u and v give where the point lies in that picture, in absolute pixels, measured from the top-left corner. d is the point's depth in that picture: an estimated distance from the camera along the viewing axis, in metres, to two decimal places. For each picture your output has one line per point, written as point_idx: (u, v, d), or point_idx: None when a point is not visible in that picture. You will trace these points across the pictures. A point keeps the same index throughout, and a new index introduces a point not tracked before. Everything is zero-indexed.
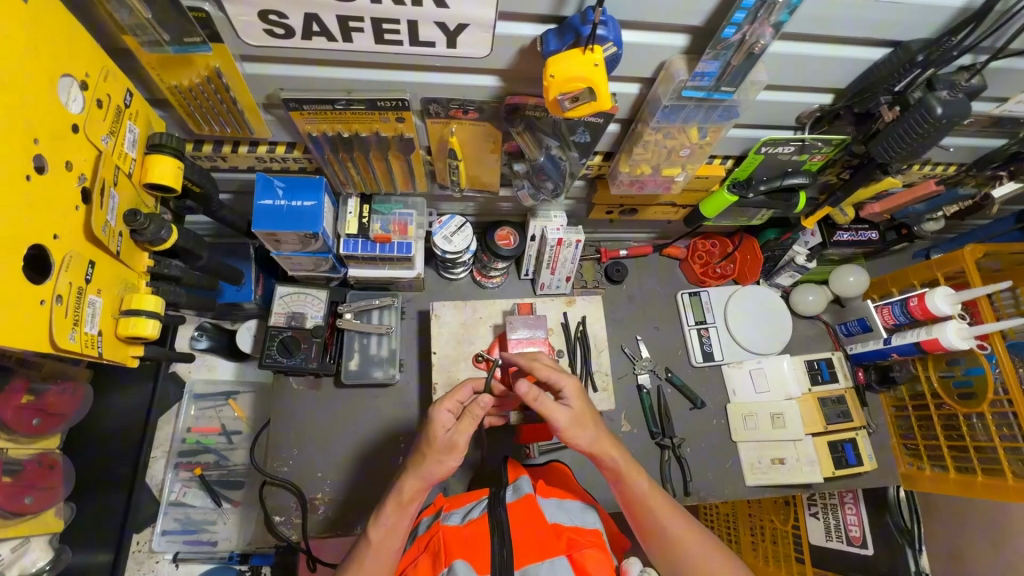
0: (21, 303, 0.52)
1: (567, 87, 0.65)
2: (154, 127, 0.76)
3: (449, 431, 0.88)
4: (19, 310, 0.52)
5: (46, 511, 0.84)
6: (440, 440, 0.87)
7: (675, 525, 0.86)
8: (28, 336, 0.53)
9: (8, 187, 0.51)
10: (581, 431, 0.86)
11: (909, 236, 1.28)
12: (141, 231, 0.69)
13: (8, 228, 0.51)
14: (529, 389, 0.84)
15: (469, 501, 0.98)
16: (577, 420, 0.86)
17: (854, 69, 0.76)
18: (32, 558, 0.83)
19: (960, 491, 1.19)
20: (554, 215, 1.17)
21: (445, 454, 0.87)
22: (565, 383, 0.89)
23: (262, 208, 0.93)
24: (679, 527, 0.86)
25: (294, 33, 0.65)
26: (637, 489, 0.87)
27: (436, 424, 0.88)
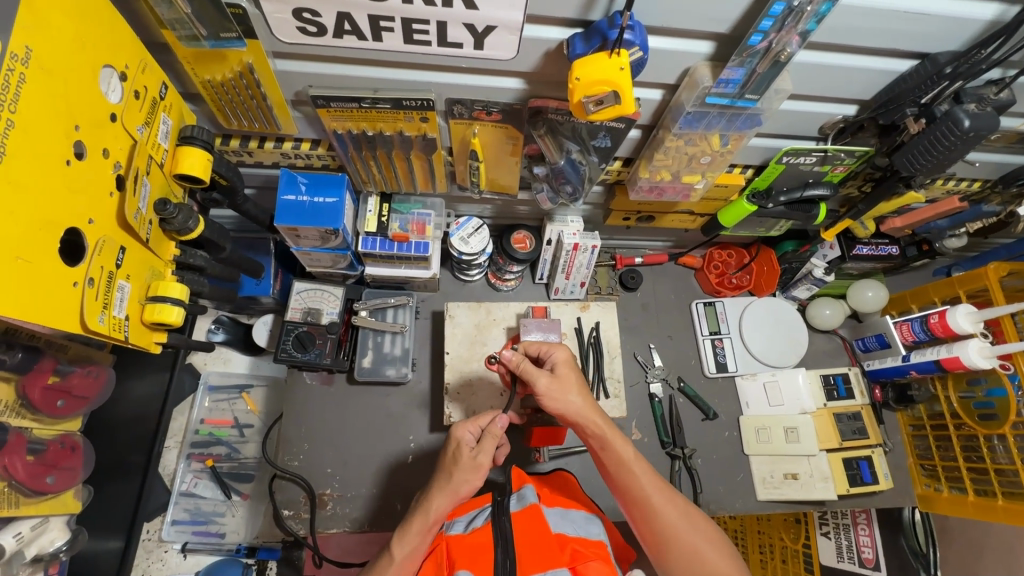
0: (55, 283, 0.53)
1: (592, 90, 0.66)
2: (186, 120, 0.78)
3: (472, 450, 0.91)
4: (53, 290, 0.53)
5: (65, 492, 0.85)
6: (466, 461, 0.89)
7: (656, 491, 0.86)
8: (61, 317, 0.54)
9: (53, 171, 0.53)
10: (569, 394, 0.88)
11: (931, 252, 1.26)
12: (170, 221, 0.71)
13: (49, 210, 0.52)
14: (512, 354, 0.90)
15: (473, 508, 0.98)
16: (558, 385, 0.88)
17: (880, 80, 0.76)
18: (50, 537, 0.84)
19: (980, 514, 1.17)
20: (571, 220, 1.18)
21: (471, 474, 0.89)
22: (554, 351, 0.92)
23: (285, 202, 0.95)
24: (659, 494, 0.86)
25: (325, 31, 0.66)
26: (620, 454, 0.87)
27: (458, 442, 0.92)
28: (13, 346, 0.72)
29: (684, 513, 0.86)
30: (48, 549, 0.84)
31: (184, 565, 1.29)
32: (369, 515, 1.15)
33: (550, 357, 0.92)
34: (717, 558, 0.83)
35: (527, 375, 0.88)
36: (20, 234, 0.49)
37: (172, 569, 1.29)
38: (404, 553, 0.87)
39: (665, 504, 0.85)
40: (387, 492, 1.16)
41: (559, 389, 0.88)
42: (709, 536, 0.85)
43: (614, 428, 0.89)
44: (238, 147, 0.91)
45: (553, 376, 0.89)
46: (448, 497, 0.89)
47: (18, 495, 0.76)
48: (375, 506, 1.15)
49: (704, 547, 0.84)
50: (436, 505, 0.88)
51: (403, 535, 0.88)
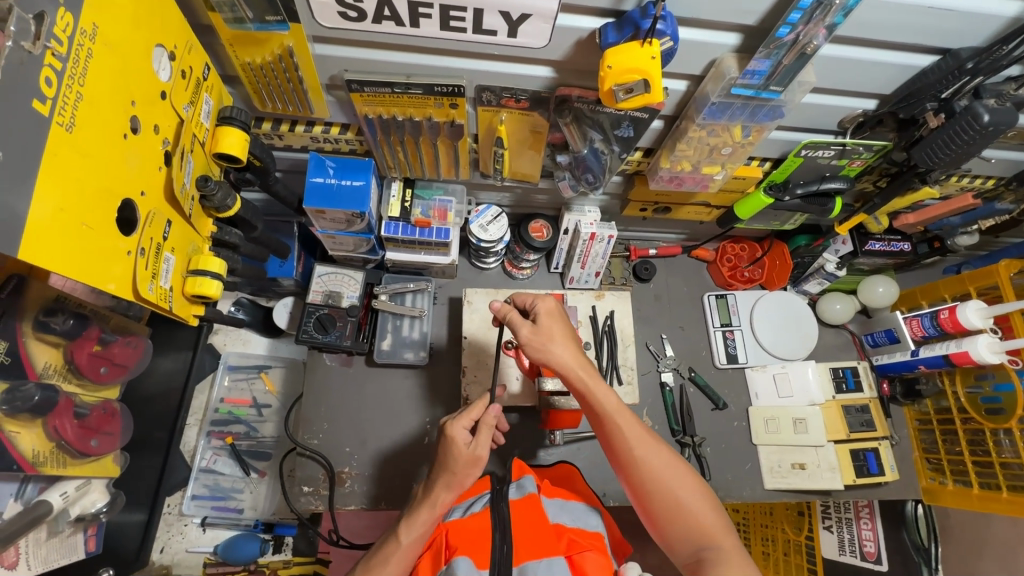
0: (113, 253, 0.56)
1: (623, 78, 0.68)
2: (224, 102, 0.81)
3: (469, 445, 0.94)
4: (108, 258, 0.55)
5: (106, 457, 0.88)
6: (466, 456, 0.93)
7: (638, 442, 0.86)
8: (115, 285, 0.57)
9: (113, 144, 0.55)
10: (553, 346, 0.91)
11: (942, 249, 1.29)
12: (210, 197, 0.74)
13: (109, 182, 0.55)
14: (500, 307, 0.96)
15: (471, 496, 1.02)
16: (541, 336, 0.91)
17: (901, 75, 0.78)
18: (92, 499, 0.88)
19: (984, 506, 1.20)
20: (588, 210, 1.20)
21: (472, 468, 0.94)
22: (539, 301, 0.95)
23: (313, 185, 0.98)
24: (642, 446, 0.86)
25: (365, 16, 0.68)
26: (603, 404, 0.88)
27: (455, 441, 0.94)
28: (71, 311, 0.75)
29: (667, 466, 0.86)
30: (91, 511, 0.88)
31: (202, 539, 1.33)
32: (387, 493, 1.18)
33: (534, 308, 0.95)
34: (699, 509, 0.83)
35: (512, 323, 0.93)
36: (83, 204, 0.51)
37: (192, 543, 1.32)
38: (411, 539, 0.91)
39: (648, 455, 0.86)
40: (405, 470, 1.19)
41: (545, 337, 0.91)
42: (692, 488, 0.85)
43: (597, 378, 0.90)
44: (269, 130, 0.93)
45: (537, 327, 0.93)
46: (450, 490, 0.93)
47: (65, 455, 0.79)
48: (393, 485, 1.18)
49: (686, 498, 0.84)
50: (443, 495, 0.93)
51: (411, 524, 0.93)
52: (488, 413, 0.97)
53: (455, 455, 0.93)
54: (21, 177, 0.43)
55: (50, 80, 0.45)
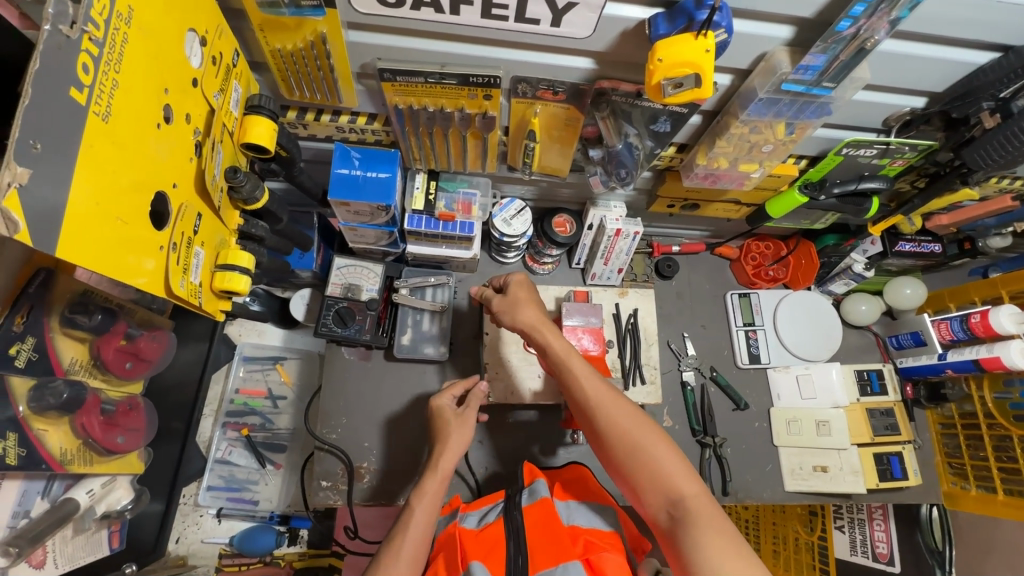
0: (146, 247, 0.54)
1: (673, 72, 0.65)
2: (251, 90, 0.78)
3: (455, 410, 1.07)
4: (140, 253, 0.52)
5: (131, 453, 0.86)
6: (453, 417, 1.04)
7: (593, 389, 0.87)
8: (147, 281, 0.54)
9: (145, 134, 0.52)
10: (517, 308, 0.98)
11: (973, 250, 1.25)
12: (239, 189, 0.72)
13: (142, 173, 0.52)
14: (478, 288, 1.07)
15: (485, 504, 1.03)
16: (507, 301, 0.99)
17: (958, 72, 0.75)
18: (117, 496, 0.86)
19: (1011, 513, 1.18)
20: (614, 205, 1.17)
21: (460, 429, 1.04)
22: (511, 275, 1.03)
23: (338, 176, 0.95)
24: (596, 392, 0.86)
25: (404, 2, 0.66)
26: (556, 351, 0.91)
27: (442, 407, 1.07)
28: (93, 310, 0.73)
29: (629, 415, 0.83)
30: (116, 508, 0.87)
31: (218, 530, 1.33)
32: (406, 488, 1.17)
33: (507, 281, 1.03)
34: (660, 455, 0.78)
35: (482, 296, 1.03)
36: (117, 197, 0.48)
37: (207, 533, 1.32)
38: (423, 507, 0.92)
39: (601, 401, 0.85)
40: (424, 465, 1.18)
41: (510, 302, 0.99)
42: (654, 436, 0.80)
43: (553, 329, 0.94)
44: (294, 119, 0.90)
45: (504, 295, 1.01)
46: (449, 454, 0.99)
47: (91, 453, 0.78)
48: (412, 480, 1.17)
49: (646, 445, 0.79)
50: (443, 459, 1.00)
51: (420, 494, 0.95)
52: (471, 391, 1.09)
53: (444, 420, 1.06)
54: (59, 171, 0.40)
55: (87, 67, 0.42)
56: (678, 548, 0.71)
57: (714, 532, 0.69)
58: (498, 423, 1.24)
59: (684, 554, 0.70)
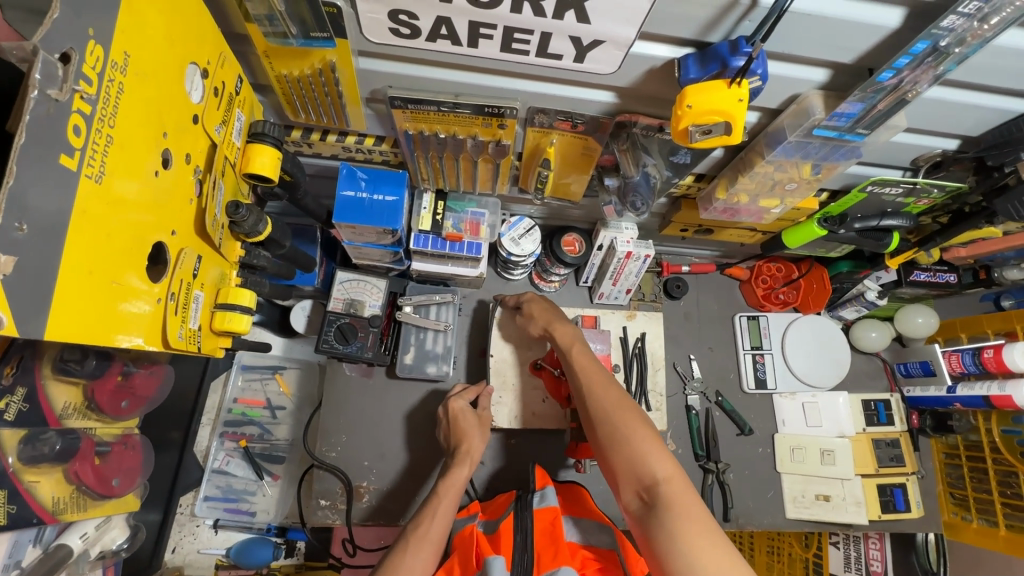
0: (148, 285, 0.51)
1: (702, 119, 0.61)
2: (254, 114, 0.74)
3: (472, 414, 1.08)
4: (139, 296, 0.50)
5: (128, 494, 0.86)
6: (474, 418, 1.07)
7: (585, 374, 0.92)
8: (145, 319, 0.52)
9: (143, 168, 0.49)
10: (531, 320, 1.10)
11: (988, 280, 1.22)
12: (241, 223, 0.68)
13: (146, 204, 0.50)
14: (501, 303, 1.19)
15: (499, 508, 1.02)
16: (526, 316, 1.12)
17: (997, 119, 0.71)
18: (113, 535, 0.86)
19: (1010, 549, 1.17)
20: (626, 226, 1.12)
21: (478, 431, 1.05)
22: (525, 296, 1.15)
23: (344, 198, 0.92)
24: (589, 377, 0.91)
25: (419, 33, 0.62)
26: (561, 340, 1.00)
27: (456, 411, 1.08)
28: (84, 356, 0.68)
29: (615, 403, 0.85)
30: (111, 547, 0.86)
31: (215, 541, 1.32)
32: (404, 508, 1.15)
33: (523, 298, 1.16)
34: (637, 437, 0.79)
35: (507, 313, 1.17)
36: (117, 232, 0.46)
37: (204, 544, 1.31)
38: (450, 498, 0.93)
39: (593, 384, 0.89)
40: (422, 486, 1.16)
41: (529, 313, 1.11)
42: (635, 422, 0.81)
43: (563, 323, 1.03)
44: (299, 139, 0.87)
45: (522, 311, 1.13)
46: (474, 450, 1.01)
47: (87, 498, 0.78)
48: (410, 499, 1.16)
49: (623, 428, 0.81)
50: (472, 449, 1.02)
51: (447, 479, 0.96)
52: (484, 393, 1.13)
53: (466, 420, 1.07)
54: (45, 260, 0.37)
55: (79, 128, 0.39)
56: (647, 532, 0.71)
57: (684, 517, 0.68)
58: (500, 445, 1.22)
59: (655, 540, 0.70)
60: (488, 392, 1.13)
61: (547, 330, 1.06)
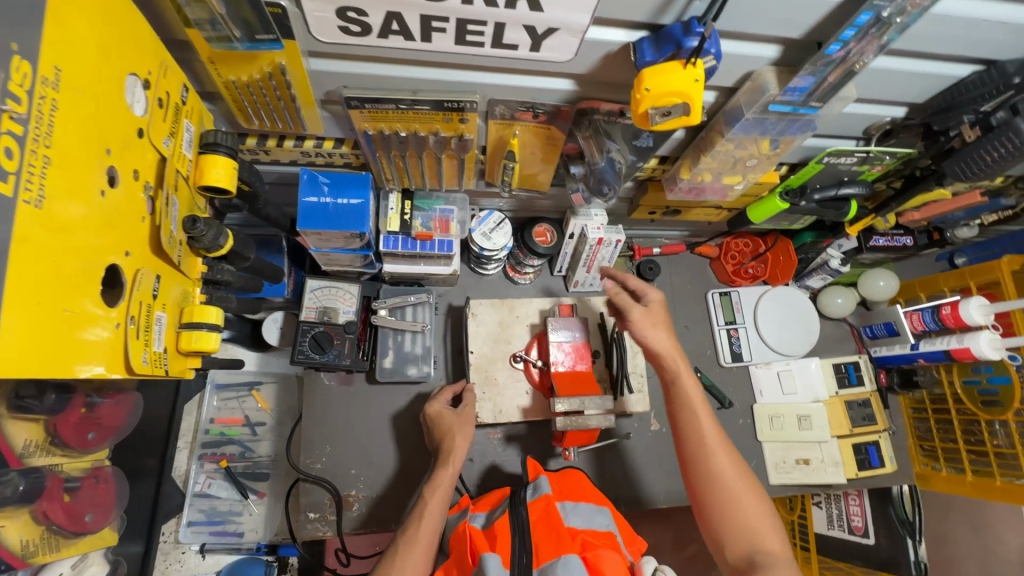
0: (102, 311, 0.48)
1: (661, 101, 0.62)
2: (204, 123, 0.71)
3: (452, 413, 1.07)
4: (89, 323, 0.47)
5: (103, 529, 0.85)
6: (454, 416, 1.06)
7: (705, 428, 0.86)
8: (102, 350, 0.49)
9: (86, 192, 0.46)
10: (646, 331, 0.91)
11: (940, 241, 1.27)
12: (200, 238, 0.65)
13: (92, 227, 0.47)
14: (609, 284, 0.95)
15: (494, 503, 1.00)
16: (648, 317, 0.92)
17: (939, 85, 0.74)
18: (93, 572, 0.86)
19: (978, 493, 1.23)
20: (596, 213, 1.12)
21: (462, 426, 1.04)
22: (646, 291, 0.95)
23: (306, 205, 0.89)
24: (711, 432, 0.86)
25: (370, 30, 0.60)
26: (682, 379, 0.89)
27: (436, 414, 1.07)
28: (42, 392, 0.65)
29: (738, 471, 0.83)
30: None
31: (203, 566, 1.26)
32: (396, 513, 1.14)
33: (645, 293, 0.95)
34: (753, 508, 0.80)
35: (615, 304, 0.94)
36: (64, 260, 0.43)
37: (192, 570, 1.26)
38: (437, 499, 0.93)
39: (712, 443, 0.85)
40: (413, 489, 1.15)
41: (649, 320, 0.92)
42: (752, 493, 0.82)
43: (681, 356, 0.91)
44: (255, 146, 0.84)
45: (645, 310, 0.93)
46: (458, 450, 1.00)
47: (59, 537, 0.76)
48: (402, 504, 1.15)
49: (743, 496, 0.81)
50: (456, 452, 1.00)
51: (433, 483, 0.96)
52: (467, 394, 1.11)
53: (445, 420, 1.06)
54: None
55: (11, 151, 0.38)
56: None
57: None
58: (487, 441, 1.23)
59: None
60: (467, 390, 1.12)
61: (658, 357, 0.91)
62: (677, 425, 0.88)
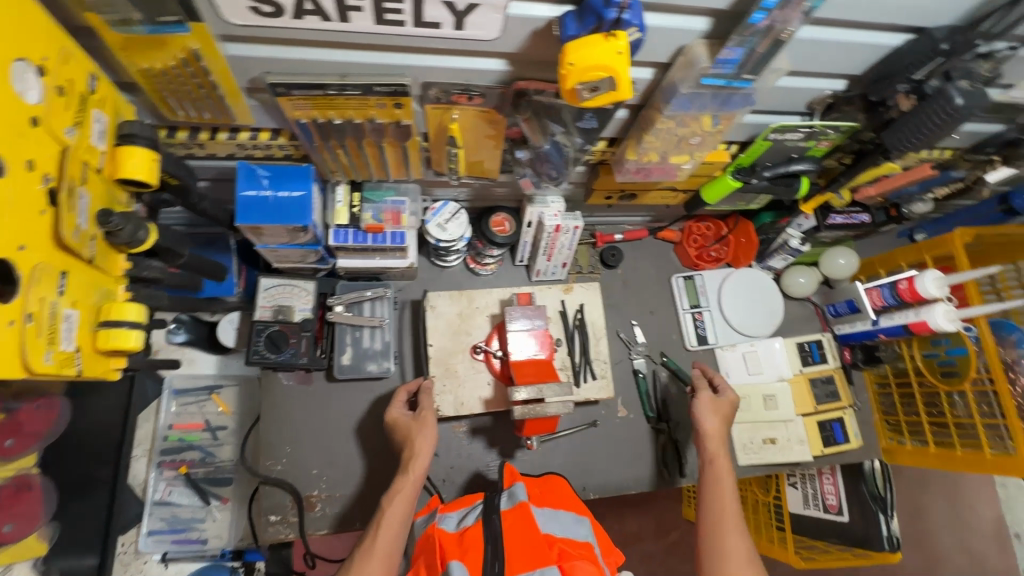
0: None
1: (587, 76, 0.61)
2: (122, 114, 0.68)
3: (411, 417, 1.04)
4: None
5: None
6: (411, 420, 1.03)
7: (727, 507, 0.94)
8: None
9: None
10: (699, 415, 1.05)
11: (898, 217, 1.26)
12: (118, 233, 0.63)
13: None
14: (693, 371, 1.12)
15: (464, 504, 0.97)
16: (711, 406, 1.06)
17: (873, 56, 0.74)
18: None
19: (941, 464, 1.24)
20: (552, 200, 1.10)
21: (422, 428, 1.01)
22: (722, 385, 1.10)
23: (245, 199, 0.87)
24: (732, 511, 0.94)
25: (284, 11, 0.58)
26: (718, 461, 1.00)
27: (394, 418, 1.05)
28: None
29: (739, 553, 0.88)
30: None
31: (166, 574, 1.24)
32: (360, 512, 1.12)
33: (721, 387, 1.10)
34: None
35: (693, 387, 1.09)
36: None
37: None
38: (395, 509, 0.92)
39: (730, 520, 0.92)
40: (377, 487, 1.13)
41: (712, 409, 1.06)
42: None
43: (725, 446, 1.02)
44: (187, 140, 0.81)
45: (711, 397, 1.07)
46: (418, 455, 0.98)
47: None
48: (366, 503, 1.13)
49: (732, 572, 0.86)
50: (416, 459, 0.98)
51: (393, 492, 0.95)
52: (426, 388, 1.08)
53: (404, 424, 1.03)
54: None
55: None
56: None
57: None
58: (452, 434, 1.21)
59: None
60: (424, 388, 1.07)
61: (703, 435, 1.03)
62: (704, 495, 0.97)
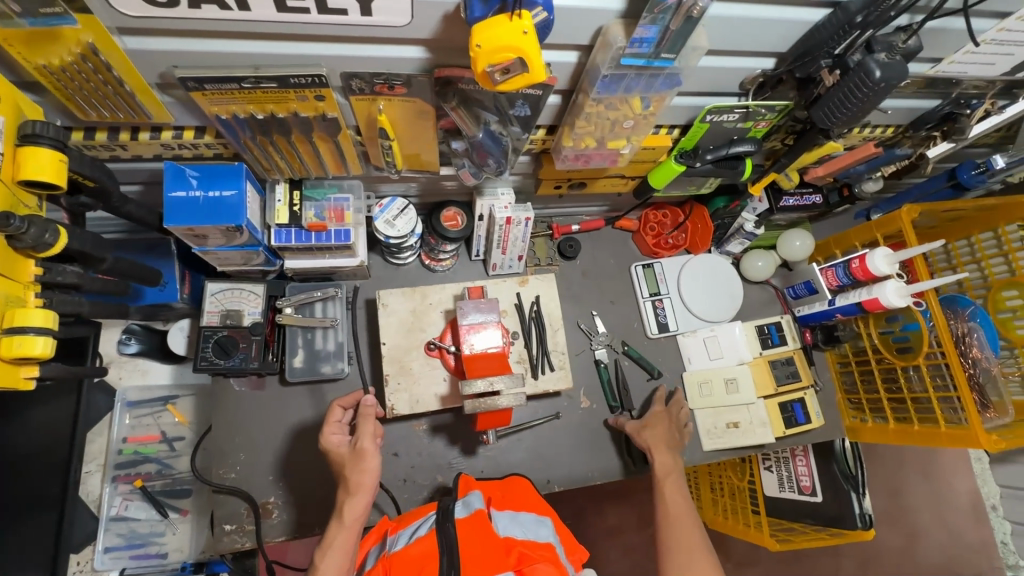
0: None
1: (496, 58, 0.60)
2: (25, 114, 0.66)
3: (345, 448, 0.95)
4: None
5: None
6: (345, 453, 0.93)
7: (674, 504, 1.04)
8: None
9: None
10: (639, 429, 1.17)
11: (851, 198, 1.28)
12: (20, 236, 0.61)
13: None
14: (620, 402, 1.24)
15: (417, 519, 0.94)
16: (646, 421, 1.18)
17: (794, 32, 0.74)
18: None
19: (900, 440, 1.24)
20: (501, 191, 1.09)
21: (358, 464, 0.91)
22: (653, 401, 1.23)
23: (174, 200, 0.85)
24: (677, 506, 1.03)
25: (177, 1, 0.56)
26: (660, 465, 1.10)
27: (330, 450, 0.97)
28: None
29: (691, 540, 0.97)
30: None
31: None
32: (318, 517, 1.10)
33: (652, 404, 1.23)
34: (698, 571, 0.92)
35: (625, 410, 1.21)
36: None
37: None
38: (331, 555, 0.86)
39: (677, 515, 1.01)
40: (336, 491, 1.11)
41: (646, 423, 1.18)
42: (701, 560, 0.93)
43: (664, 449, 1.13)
44: (107, 141, 0.79)
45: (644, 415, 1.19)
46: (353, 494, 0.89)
47: None
48: (324, 508, 1.11)
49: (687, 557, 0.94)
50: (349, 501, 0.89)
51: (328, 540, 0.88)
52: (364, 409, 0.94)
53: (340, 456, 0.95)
54: None
55: None
56: None
57: None
58: (412, 432, 1.20)
59: None
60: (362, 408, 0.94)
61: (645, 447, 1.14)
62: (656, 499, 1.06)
